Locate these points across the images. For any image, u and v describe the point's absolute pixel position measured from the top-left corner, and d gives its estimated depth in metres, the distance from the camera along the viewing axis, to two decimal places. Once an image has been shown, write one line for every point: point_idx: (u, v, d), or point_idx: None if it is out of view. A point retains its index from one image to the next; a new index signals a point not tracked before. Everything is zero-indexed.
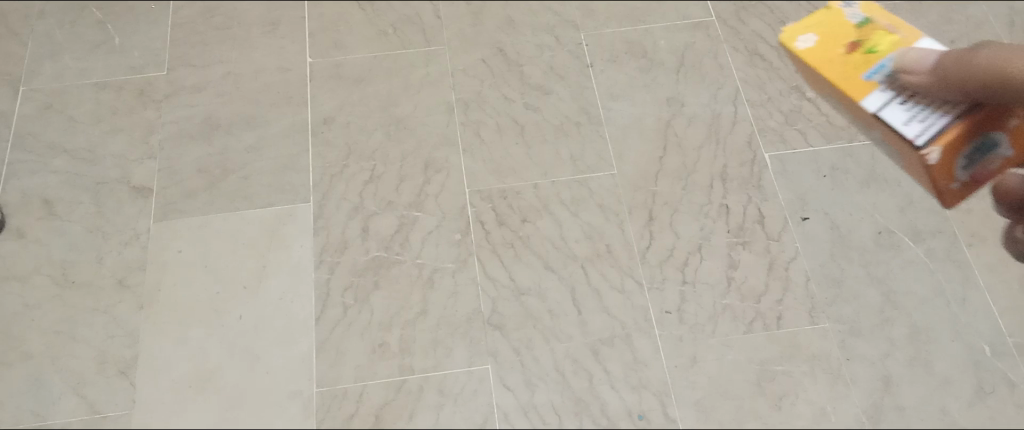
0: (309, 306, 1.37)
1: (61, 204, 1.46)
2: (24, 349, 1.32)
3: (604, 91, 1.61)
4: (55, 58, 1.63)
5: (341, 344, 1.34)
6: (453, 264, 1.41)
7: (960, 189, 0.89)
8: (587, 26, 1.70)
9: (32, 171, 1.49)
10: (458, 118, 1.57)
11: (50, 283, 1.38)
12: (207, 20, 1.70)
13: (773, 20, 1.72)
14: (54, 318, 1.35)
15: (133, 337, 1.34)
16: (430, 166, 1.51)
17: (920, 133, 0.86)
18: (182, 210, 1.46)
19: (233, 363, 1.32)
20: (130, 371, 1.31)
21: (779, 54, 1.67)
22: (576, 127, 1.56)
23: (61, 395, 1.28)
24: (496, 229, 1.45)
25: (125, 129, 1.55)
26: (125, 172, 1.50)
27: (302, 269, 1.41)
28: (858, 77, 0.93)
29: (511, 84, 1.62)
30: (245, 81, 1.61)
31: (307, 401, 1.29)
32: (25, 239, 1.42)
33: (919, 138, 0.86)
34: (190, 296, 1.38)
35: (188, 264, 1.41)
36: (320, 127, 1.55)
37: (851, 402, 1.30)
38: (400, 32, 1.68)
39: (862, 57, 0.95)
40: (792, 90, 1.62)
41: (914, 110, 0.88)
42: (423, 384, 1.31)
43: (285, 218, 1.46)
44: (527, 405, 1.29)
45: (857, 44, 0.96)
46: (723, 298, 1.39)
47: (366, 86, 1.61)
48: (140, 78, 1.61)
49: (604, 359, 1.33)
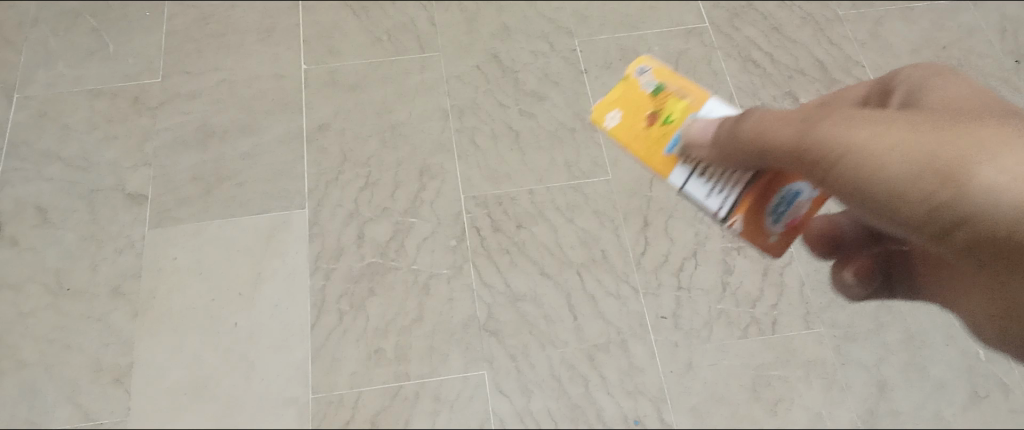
0: (304, 313, 1.37)
1: (55, 211, 1.46)
2: (18, 357, 1.32)
3: (599, 97, 1.62)
4: (49, 66, 1.63)
5: (336, 350, 1.34)
6: (449, 270, 1.41)
7: (781, 240, 0.89)
8: (582, 33, 1.71)
9: (26, 179, 1.49)
10: (453, 124, 1.57)
11: (45, 291, 1.37)
12: (202, 27, 1.70)
13: (766, 26, 1.73)
14: (48, 326, 1.34)
15: (128, 345, 1.33)
16: (426, 173, 1.51)
17: (720, 206, 0.88)
18: (177, 217, 1.46)
19: (228, 370, 1.32)
20: (125, 379, 1.30)
21: (773, 60, 1.68)
22: (571, 133, 1.57)
23: (55, 404, 1.28)
24: (492, 235, 1.45)
25: (120, 136, 1.54)
26: (119, 180, 1.49)
27: (297, 276, 1.41)
28: (660, 154, 0.93)
29: (506, 90, 1.62)
30: (240, 88, 1.61)
31: (303, 408, 1.29)
32: (19, 247, 1.42)
33: (720, 210, 0.88)
34: (184, 304, 1.37)
35: (183, 272, 1.40)
36: (315, 134, 1.55)
37: (846, 407, 1.31)
38: (395, 39, 1.69)
39: (660, 129, 0.95)
40: (785, 96, 1.63)
41: (710, 182, 0.89)
42: (419, 391, 1.31)
43: (280, 225, 1.46)
44: (523, 412, 1.29)
45: (654, 116, 0.96)
46: (718, 304, 1.39)
47: (361, 93, 1.61)
48: (134, 85, 1.61)
49: (600, 364, 1.33)
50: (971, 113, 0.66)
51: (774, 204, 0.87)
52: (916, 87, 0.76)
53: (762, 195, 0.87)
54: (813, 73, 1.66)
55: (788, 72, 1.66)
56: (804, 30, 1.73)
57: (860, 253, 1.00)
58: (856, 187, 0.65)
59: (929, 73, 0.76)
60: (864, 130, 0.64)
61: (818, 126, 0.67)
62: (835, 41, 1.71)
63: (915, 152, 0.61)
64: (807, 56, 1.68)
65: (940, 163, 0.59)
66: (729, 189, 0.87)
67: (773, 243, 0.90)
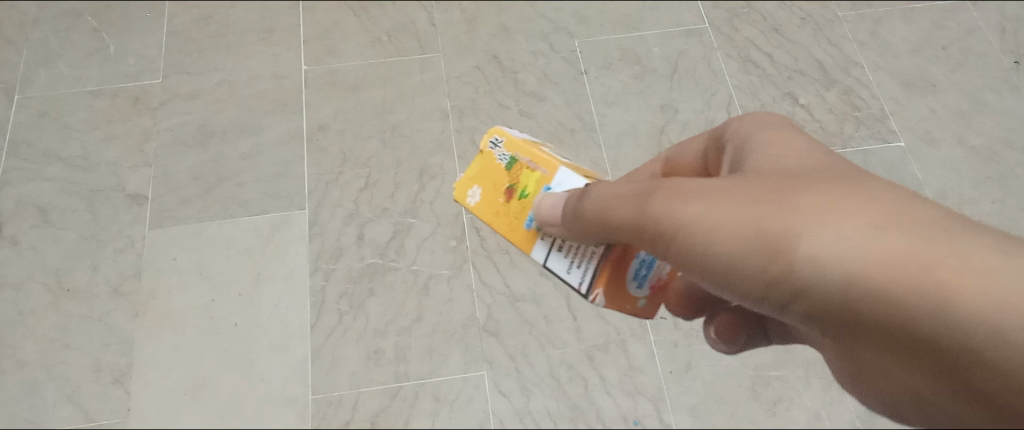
0: (304, 313, 1.37)
1: (56, 211, 1.46)
2: (18, 357, 1.32)
3: (598, 97, 1.62)
4: (50, 66, 1.63)
5: (336, 351, 1.34)
6: (449, 270, 1.41)
7: (647, 304, 0.94)
8: (581, 33, 1.71)
9: (26, 179, 1.49)
10: (452, 125, 1.57)
11: (45, 291, 1.38)
12: (202, 28, 1.70)
13: (765, 26, 1.73)
14: (48, 326, 1.34)
15: (128, 345, 1.33)
16: (425, 173, 1.51)
17: (581, 280, 0.95)
18: (177, 217, 1.46)
19: (228, 370, 1.32)
20: (125, 379, 1.30)
21: (772, 60, 1.68)
22: (571, 134, 1.57)
23: (55, 404, 1.28)
24: (492, 235, 1.45)
25: (120, 136, 1.55)
26: (119, 180, 1.50)
27: (297, 275, 1.41)
28: (522, 228, 1.03)
29: (505, 91, 1.62)
30: (240, 88, 1.62)
31: (303, 408, 1.29)
32: (19, 247, 1.42)
33: (581, 285, 0.95)
34: (184, 304, 1.38)
35: (183, 272, 1.41)
36: (315, 135, 1.56)
37: (846, 407, 1.31)
38: (395, 40, 1.69)
39: (517, 205, 1.05)
40: (785, 96, 1.63)
41: (569, 257, 0.96)
42: (418, 391, 1.31)
43: (280, 225, 1.46)
44: (523, 412, 1.30)
45: (512, 190, 1.07)
46: None
47: (360, 93, 1.61)
48: (135, 86, 1.61)
49: (599, 365, 1.33)
50: (791, 175, 0.65)
51: (633, 271, 0.92)
52: (748, 142, 0.73)
53: (617, 268, 0.92)
54: (812, 73, 1.66)
55: (787, 72, 1.66)
56: (803, 31, 1.73)
57: (724, 309, 0.88)
58: (695, 260, 0.66)
59: (767, 121, 0.74)
60: (698, 205, 0.65)
61: (652, 204, 0.69)
62: (835, 41, 1.71)
63: (739, 222, 0.62)
64: (806, 57, 1.69)
65: (766, 242, 0.61)
66: (586, 265, 0.94)
67: (643, 307, 0.94)
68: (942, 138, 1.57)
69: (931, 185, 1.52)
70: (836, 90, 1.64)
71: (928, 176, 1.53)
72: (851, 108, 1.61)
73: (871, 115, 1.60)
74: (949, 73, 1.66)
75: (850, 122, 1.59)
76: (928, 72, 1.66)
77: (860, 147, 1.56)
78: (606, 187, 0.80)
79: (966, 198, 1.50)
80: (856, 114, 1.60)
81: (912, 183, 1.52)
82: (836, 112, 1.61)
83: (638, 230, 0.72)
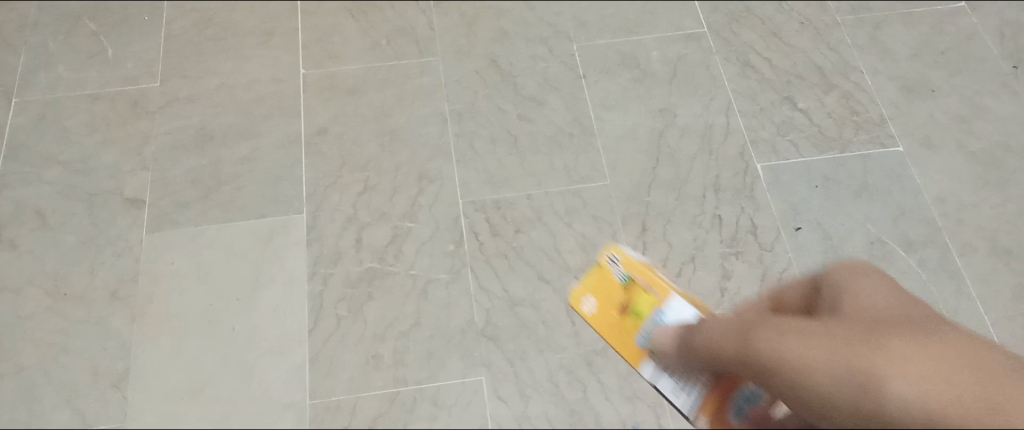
0: (302, 318, 1.37)
1: (54, 216, 1.46)
2: (16, 361, 1.32)
3: (598, 102, 1.62)
4: (49, 69, 1.63)
5: (334, 355, 1.34)
6: (448, 275, 1.41)
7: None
8: (580, 37, 1.71)
9: (25, 182, 1.49)
10: (451, 129, 1.57)
11: (43, 295, 1.38)
12: (201, 32, 1.70)
13: (764, 31, 1.73)
14: (46, 330, 1.34)
15: (126, 349, 1.33)
16: (424, 177, 1.51)
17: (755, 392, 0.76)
18: (175, 221, 1.46)
19: (227, 375, 1.32)
20: (123, 383, 1.30)
21: (772, 65, 1.68)
22: (570, 138, 1.57)
23: (53, 408, 1.28)
24: (490, 240, 1.45)
25: (119, 140, 1.55)
26: (118, 184, 1.50)
27: (296, 279, 1.41)
28: (630, 343, 1.04)
29: (505, 95, 1.62)
30: (239, 92, 1.62)
31: (301, 412, 1.29)
32: (17, 251, 1.42)
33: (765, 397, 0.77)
34: (182, 308, 1.37)
35: (182, 276, 1.40)
36: (314, 138, 1.56)
37: None
38: (394, 43, 1.69)
39: (633, 322, 1.04)
40: (784, 101, 1.63)
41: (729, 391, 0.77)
42: (416, 395, 1.31)
43: (278, 229, 1.46)
44: (521, 417, 1.29)
45: (626, 307, 1.07)
46: (717, 309, 1.39)
47: (359, 97, 1.61)
48: (134, 89, 1.61)
49: (598, 369, 1.33)
50: (894, 322, 0.74)
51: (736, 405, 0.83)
52: (840, 286, 0.83)
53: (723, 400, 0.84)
54: (811, 78, 1.66)
55: (786, 76, 1.66)
56: (803, 35, 1.73)
57: None
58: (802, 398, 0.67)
59: (856, 270, 0.86)
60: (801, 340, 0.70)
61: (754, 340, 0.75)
62: (834, 46, 1.71)
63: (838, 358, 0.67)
64: (806, 62, 1.69)
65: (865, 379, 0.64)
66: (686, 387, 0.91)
67: None
68: (941, 143, 1.57)
69: (930, 190, 1.52)
70: (835, 95, 1.64)
71: (926, 181, 1.53)
72: (850, 112, 1.61)
73: (870, 120, 1.60)
74: (948, 78, 1.66)
75: (850, 127, 1.59)
76: (927, 76, 1.66)
77: (859, 152, 1.56)
78: (714, 322, 0.86)
79: (965, 203, 1.50)
80: (855, 119, 1.60)
81: (911, 189, 1.52)
82: (836, 117, 1.61)
83: (744, 359, 0.75)
